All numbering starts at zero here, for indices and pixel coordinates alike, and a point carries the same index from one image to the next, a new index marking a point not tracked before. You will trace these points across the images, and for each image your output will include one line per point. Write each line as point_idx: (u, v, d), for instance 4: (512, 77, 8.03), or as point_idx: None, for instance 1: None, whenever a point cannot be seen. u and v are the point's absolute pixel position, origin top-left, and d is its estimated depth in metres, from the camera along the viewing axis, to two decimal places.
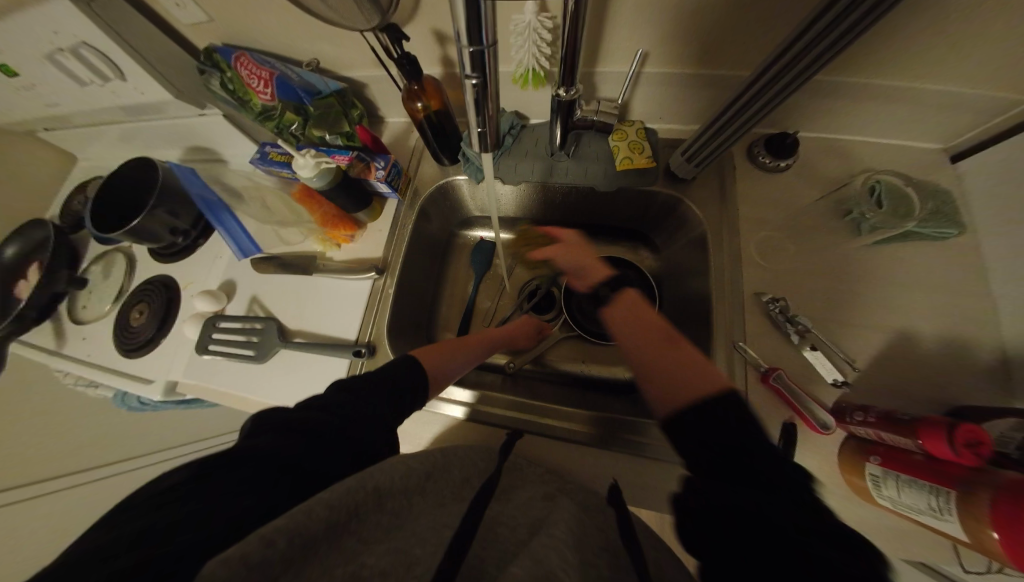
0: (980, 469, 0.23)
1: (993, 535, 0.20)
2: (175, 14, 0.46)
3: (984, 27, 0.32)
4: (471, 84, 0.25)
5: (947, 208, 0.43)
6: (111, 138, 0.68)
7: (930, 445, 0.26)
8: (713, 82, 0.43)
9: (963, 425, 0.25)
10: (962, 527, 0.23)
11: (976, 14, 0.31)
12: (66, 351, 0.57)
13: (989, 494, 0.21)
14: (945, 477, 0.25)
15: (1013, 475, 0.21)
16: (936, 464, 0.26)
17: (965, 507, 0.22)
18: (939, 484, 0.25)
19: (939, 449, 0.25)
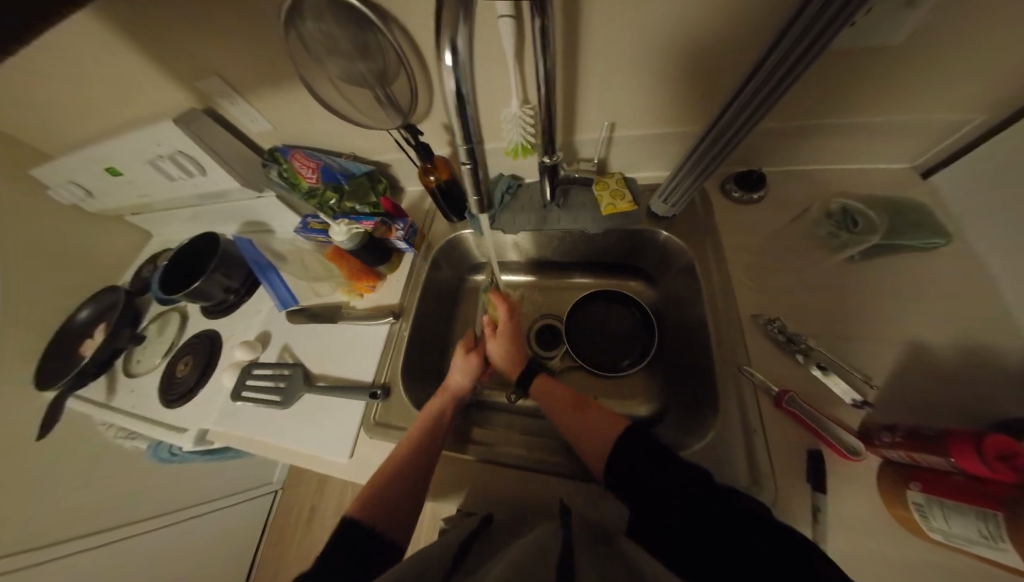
0: (1021, 485, 0.21)
1: None
2: (249, 126, 0.61)
3: (896, 75, 0.38)
4: (466, 168, 0.32)
5: (930, 220, 0.45)
6: (181, 217, 0.82)
7: (962, 462, 0.23)
8: (677, 135, 0.51)
9: (989, 435, 0.23)
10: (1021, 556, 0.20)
11: (888, 66, 0.38)
12: (114, 403, 0.62)
13: None
14: (992, 499, 0.22)
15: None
16: (979, 484, 0.23)
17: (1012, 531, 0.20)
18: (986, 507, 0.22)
19: (973, 466, 0.23)
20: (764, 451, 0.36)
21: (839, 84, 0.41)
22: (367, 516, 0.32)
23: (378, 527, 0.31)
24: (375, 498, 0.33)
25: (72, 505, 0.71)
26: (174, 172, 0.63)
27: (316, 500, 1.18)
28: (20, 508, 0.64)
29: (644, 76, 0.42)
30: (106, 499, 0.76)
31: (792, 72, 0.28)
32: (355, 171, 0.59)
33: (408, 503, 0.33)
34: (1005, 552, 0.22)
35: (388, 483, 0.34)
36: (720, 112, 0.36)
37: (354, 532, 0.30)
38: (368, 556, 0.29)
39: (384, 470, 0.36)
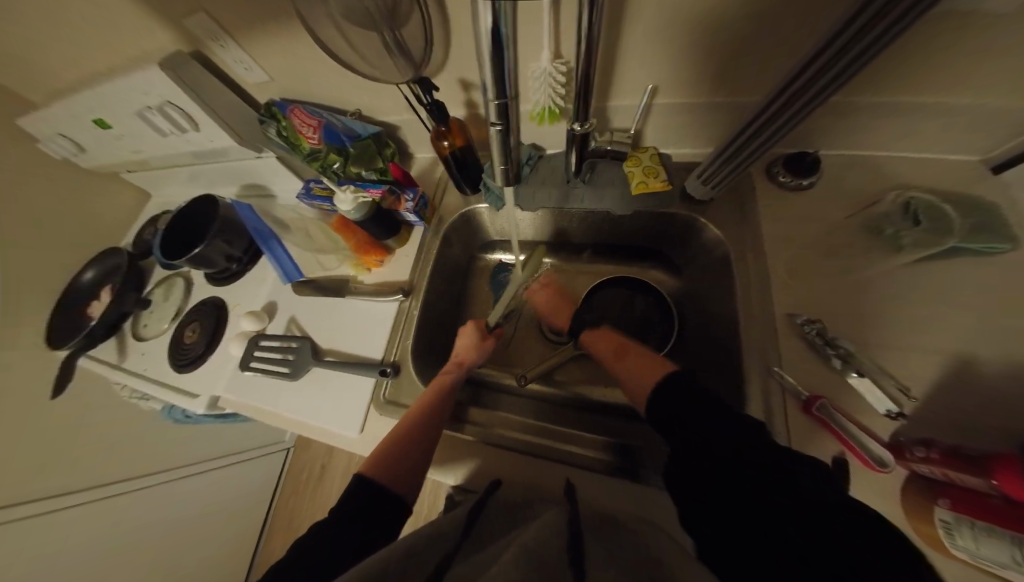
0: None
1: None
2: (243, 76, 0.55)
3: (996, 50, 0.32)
4: (495, 129, 0.28)
5: (994, 221, 0.40)
6: (180, 177, 0.78)
7: (1006, 485, 0.22)
8: (726, 107, 0.45)
9: None
10: None
11: (988, 40, 0.31)
12: (126, 365, 0.63)
13: None
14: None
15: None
16: (1017, 508, 0.21)
17: None
18: (1017, 531, 0.21)
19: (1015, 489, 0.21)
20: None
21: (932, 55, 0.34)
22: (379, 474, 0.31)
23: (384, 481, 0.31)
24: (387, 457, 0.33)
25: (110, 454, 0.79)
26: (165, 126, 0.58)
27: (326, 459, 1.25)
28: (52, 460, 0.70)
29: (698, 34, 0.36)
30: (136, 453, 0.84)
31: (876, 47, 0.22)
32: (360, 132, 0.54)
33: (423, 460, 0.33)
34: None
35: (398, 440, 0.34)
36: (785, 83, 0.30)
37: (363, 488, 0.30)
38: (377, 508, 0.28)
39: (394, 432, 0.36)
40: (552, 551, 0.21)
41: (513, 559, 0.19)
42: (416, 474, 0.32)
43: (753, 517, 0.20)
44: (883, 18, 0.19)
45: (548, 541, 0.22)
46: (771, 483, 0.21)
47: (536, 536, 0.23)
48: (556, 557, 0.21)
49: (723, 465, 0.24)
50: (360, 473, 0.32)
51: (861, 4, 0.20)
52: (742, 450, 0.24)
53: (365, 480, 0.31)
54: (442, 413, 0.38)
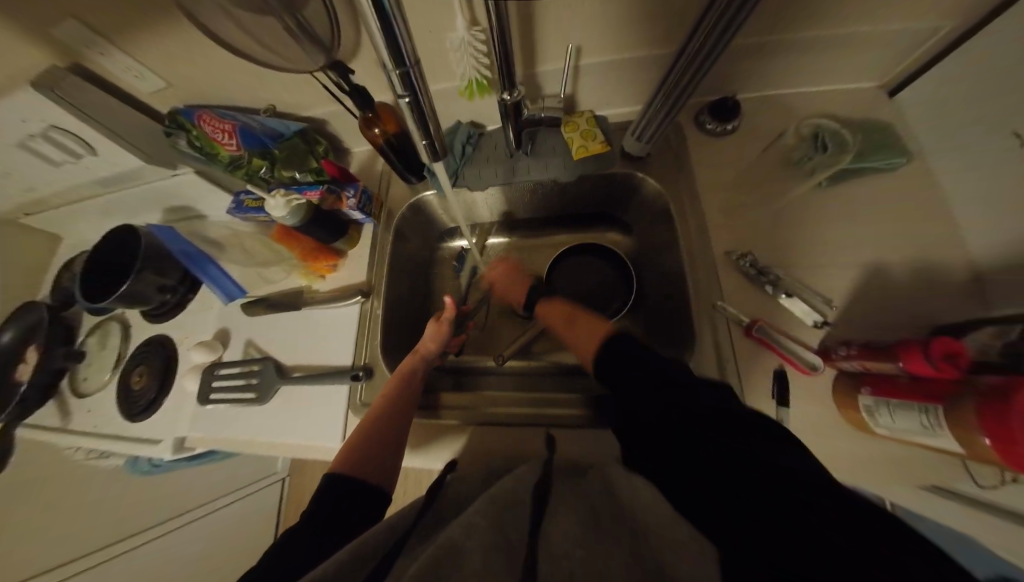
0: (963, 380, 0.23)
1: (986, 443, 0.20)
2: (135, 86, 0.48)
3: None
4: (404, 102, 0.27)
5: (893, 139, 0.44)
6: (91, 212, 0.69)
7: (910, 364, 0.26)
8: (649, 61, 0.45)
9: (938, 340, 0.25)
10: (956, 440, 0.22)
11: None
12: (71, 426, 0.57)
13: (973, 400, 0.20)
14: (935, 394, 0.24)
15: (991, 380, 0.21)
16: (924, 384, 0.25)
17: (951, 419, 0.22)
18: (928, 402, 0.24)
19: (919, 366, 0.25)
20: (739, 377, 0.38)
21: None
22: (350, 473, 0.30)
23: (358, 474, 0.30)
24: (359, 455, 0.32)
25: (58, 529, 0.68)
26: (55, 154, 0.51)
27: None
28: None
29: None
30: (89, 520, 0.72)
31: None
32: (283, 131, 0.50)
33: (395, 452, 0.34)
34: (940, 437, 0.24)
35: (367, 439, 0.34)
36: (686, 40, 0.32)
37: (337, 486, 0.29)
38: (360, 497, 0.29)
39: (362, 430, 0.35)
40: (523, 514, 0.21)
41: (478, 513, 0.20)
42: (391, 470, 0.33)
43: (700, 460, 0.22)
44: None
45: (517, 491, 0.24)
46: (721, 447, 0.22)
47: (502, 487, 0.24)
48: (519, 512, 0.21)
49: (676, 430, 0.25)
50: (326, 476, 0.31)
51: None
52: (696, 415, 0.25)
53: (337, 480, 0.30)
54: (411, 405, 0.39)
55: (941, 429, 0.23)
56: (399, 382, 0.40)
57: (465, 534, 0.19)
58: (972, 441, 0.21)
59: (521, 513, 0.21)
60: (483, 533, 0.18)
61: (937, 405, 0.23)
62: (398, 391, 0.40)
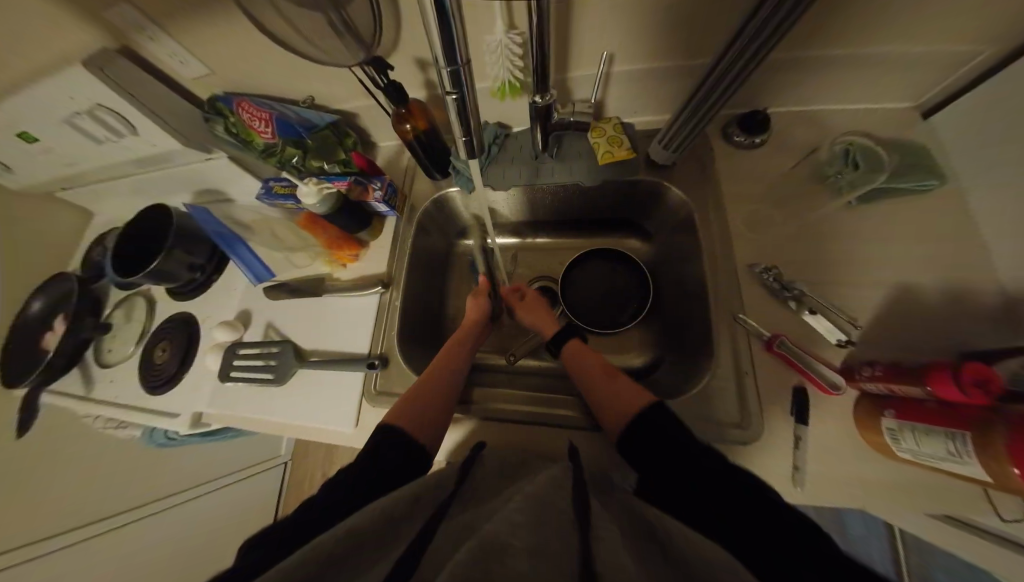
0: (992, 407, 0.23)
1: (1016, 472, 0.20)
2: (179, 71, 0.50)
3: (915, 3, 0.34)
4: (452, 99, 0.27)
5: (924, 162, 0.44)
6: (124, 190, 0.72)
7: (940, 390, 0.25)
8: (681, 71, 0.46)
9: (968, 365, 0.25)
10: (984, 469, 0.22)
11: None
12: (94, 395, 0.59)
13: (1005, 429, 0.20)
14: (960, 420, 0.24)
15: (1020, 409, 0.21)
16: (949, 408, 0.25)
17: (979, 447, 0.22)
18: (953, 428, 0.24)
19: (950, 393, 0.25)
20: (754, 391, 0.38)
21: (854, 15, 0.36)
22: (403, 433, 0.33)
23: (411, 437, 0.33)
24: (411, 419, 0.35)
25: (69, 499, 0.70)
26: (98, 133, 0.53)
27: (327, 466, 1.23)
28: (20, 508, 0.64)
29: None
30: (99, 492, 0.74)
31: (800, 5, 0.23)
32: (316, 122, 0.51)
33: (442, 421, 0.37)
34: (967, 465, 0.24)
35: (418, 406, 0.37)
36: (720, 56, 0.32)
37: (392, 445, 0.32)
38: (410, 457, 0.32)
39: (411, 396, 0.38)
40: (557, 509, 0.21)
41: (517, 512, 0.20)
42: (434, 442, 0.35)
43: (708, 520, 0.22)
44: None
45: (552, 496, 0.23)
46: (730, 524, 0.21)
47: (537, 489, 0.24)
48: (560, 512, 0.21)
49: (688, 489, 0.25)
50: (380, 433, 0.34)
51: None
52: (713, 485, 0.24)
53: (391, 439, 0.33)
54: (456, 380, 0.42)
55: (967, 457, 0.23)
56: (440, 361, 0.43)
57: (508, 531, 0.18)
58: (1004, 471, 0.21)
59: (559, 513, 0.21)
60: (525, 532, 0.18)
61: (965, 432, 0.23)
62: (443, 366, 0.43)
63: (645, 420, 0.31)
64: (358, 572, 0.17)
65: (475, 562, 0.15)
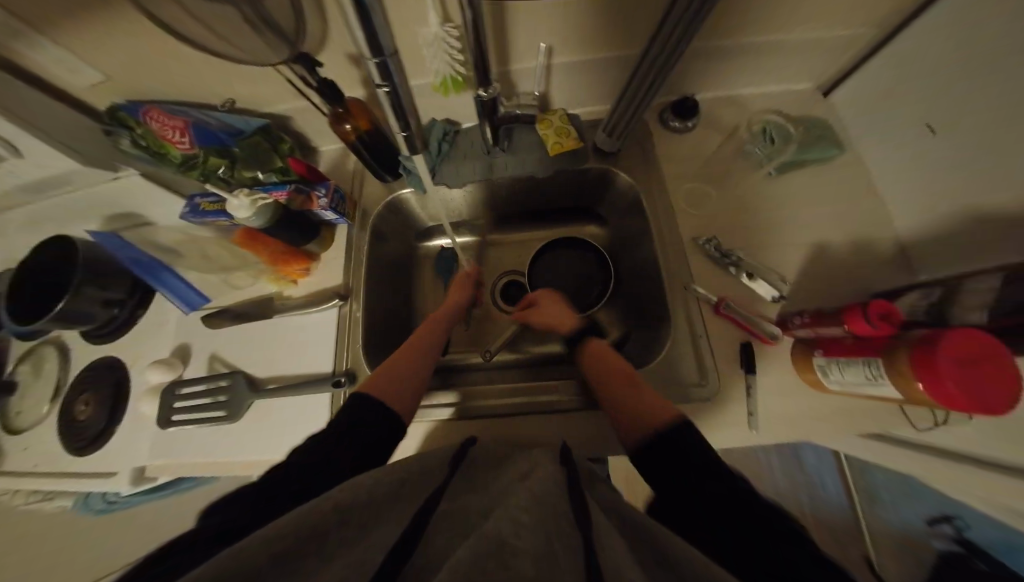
0: (895, 334, 0.27)
1: (919, 385, 0.22)
2: (65, 81, 0.43)
3: None
4: (383, 92, 0.26)
5: (828, 134, 0.49)
6: (13, 224, 0.61)
7: (854, 325, 0.29)
8: (617, 61, 0.48)
9: (876, 302, 0.29)
10: (894, 387, 0.25)
11: None
12: (1, 467, 0.50)
13: (905, 349, 0.24)
14: (874, 349, 0.27)
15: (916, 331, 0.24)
16: (865, 341, 0.29)
17: (888, 368, 0.25)
18: (869, 356, 0.28)
19: (861, 326, 0.28)
20: (708, 353, 0.40)
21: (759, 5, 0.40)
22: (376, 395, 0.34)
23: (384, 400, 0.34)
24: (388, 383, 0.36)
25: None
26: None
27: None
28: None
29: None
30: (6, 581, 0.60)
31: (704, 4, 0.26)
32: (242, 127, 0.47)
33: (419, 387, 0.38)
34: (880, 385, 0.27)
35: (397, 371, 0.38)
36: (646, 50, 0.35)
37: (364, 405, 0.32)
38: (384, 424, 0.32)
39: (390, 363, 0.39)
40: (559, 511, 0.18)
41: (519, 512, 0.17)
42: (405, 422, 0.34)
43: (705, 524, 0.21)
44: None
45: (549, 492, 0.20)
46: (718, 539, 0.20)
47: (532, 491, 0.20)
48: (563, 515, 0.18)
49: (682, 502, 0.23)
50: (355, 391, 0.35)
51: None
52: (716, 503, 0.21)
53: (365, 398, 0.33)
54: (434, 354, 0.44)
55: (881, 378, 0.26)
56: (422, 337, 0.45)
57: (512, 531, 0.16)
58: (909, 384, 0.24)
59: (564, 517, 0.18)
60: (532, 535, 0.15)
61: (877, 359, 0.27)
62: (424, 340, 0.45)
63: (662, 438, 0.27)
64: (341, 548, 0.16)
65: (479, 559, 0.13)
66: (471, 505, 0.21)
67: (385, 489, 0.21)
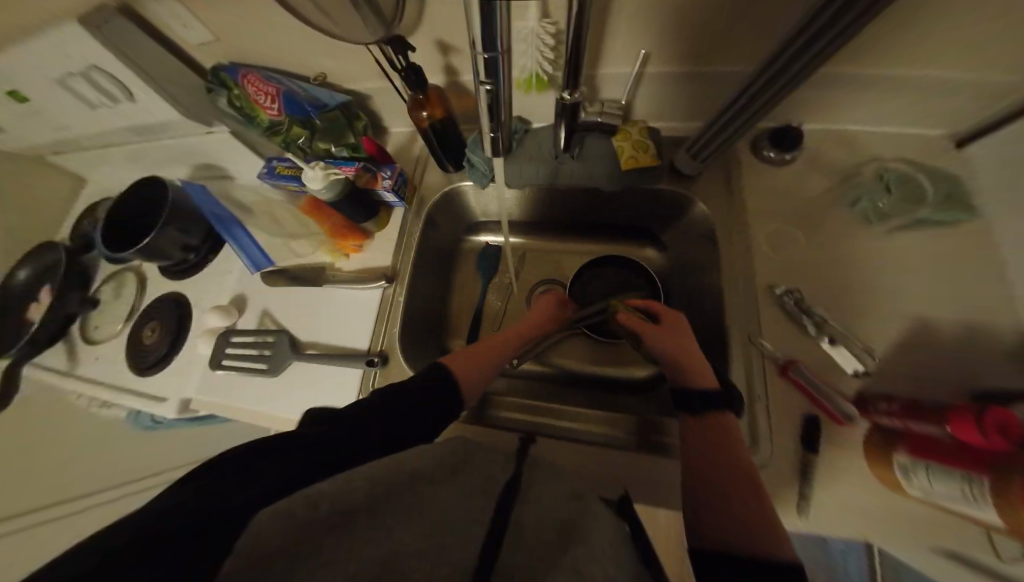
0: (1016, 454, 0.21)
1: None
2: (182, 37, 0.47)
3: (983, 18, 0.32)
4: (485, 90, 0.25)
5: (956, 193, 0.42)
6: (119, 159, 0.69)
7: (960, 431, 0.24)
8: (717, 78, 0.43)
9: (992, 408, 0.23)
10: (999, 515, 0.21)
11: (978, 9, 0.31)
12: (79, 371, 0.57)
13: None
14: (979, 463, 0.22)
15: None
16: (965, 449, 0.24)
17: (995, 491, 0.21)
18: (969, 470, 0.23)
19: (971, 435, 0.23)
20: (765, 417, 0.36)
21: (910, 33, 0.34)
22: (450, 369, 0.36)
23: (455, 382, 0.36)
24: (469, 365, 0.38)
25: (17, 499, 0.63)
26: (93, 97, 0.50)
27: None
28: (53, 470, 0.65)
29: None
30: (48, 482, 0.65)
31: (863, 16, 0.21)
32: (327, 101, 0.48)
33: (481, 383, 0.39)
34: (979, 509, 0.22)
35: (477, 361, 0.40)
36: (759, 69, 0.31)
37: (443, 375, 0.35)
38: (425, 414, 0.32)
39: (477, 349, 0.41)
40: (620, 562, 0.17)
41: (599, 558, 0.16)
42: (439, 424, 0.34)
43: None
44: None
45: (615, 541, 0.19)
46: None
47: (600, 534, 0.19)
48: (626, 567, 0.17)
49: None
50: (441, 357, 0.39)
51: None
52: None
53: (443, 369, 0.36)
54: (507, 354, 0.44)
55: (981, 501, 0.22)
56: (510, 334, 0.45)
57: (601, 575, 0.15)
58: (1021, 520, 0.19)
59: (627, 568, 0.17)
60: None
61: (984, 477, 0.22)
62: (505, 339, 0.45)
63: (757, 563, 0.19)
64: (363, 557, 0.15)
65: None
66: (536, 509, 0.20)
67: (420, 484, 0.21)
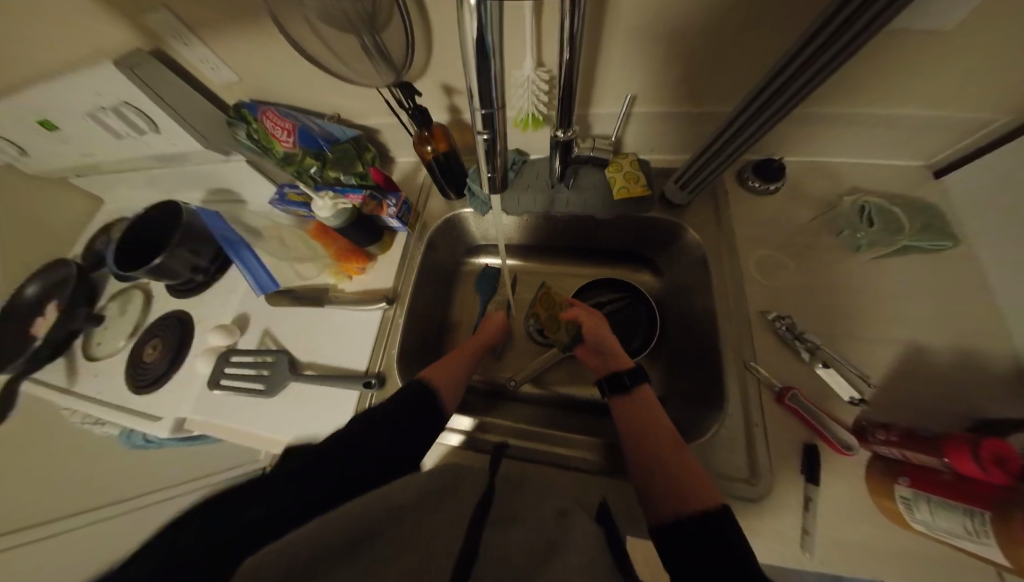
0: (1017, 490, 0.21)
1: None
2: (208, 77, 0.51)
3: (939, 66, 0.35)
4: (482, 139, 0.27)
5: (935, 222, 0.44)
6: (137, 182, 0.72)
7: (957, 462, 0.23)
8: (702, 117, 0.47)
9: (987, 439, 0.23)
10: (1003, 552, 0.20)
11: (934, 57, 0.34)
12: (75, 387, 0.57)
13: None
14: (982, 499, 0.22)
15: None
16: (967, 483, 0.23)
17: (999, 529, 0.20)
18: (973, 506, 0.22)
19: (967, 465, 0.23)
20: (762, 446, 0.36)
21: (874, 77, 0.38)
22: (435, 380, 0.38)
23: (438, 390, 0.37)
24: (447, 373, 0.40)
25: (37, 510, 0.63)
26: (120, 129, 0.53)
27: None
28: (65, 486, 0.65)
29: (677, 44, 0.37)
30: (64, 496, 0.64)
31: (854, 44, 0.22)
32: (338, 135, 0.52)
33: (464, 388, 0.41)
34: (986, 546, 0.22)
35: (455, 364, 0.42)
36: (743, 105, 0.33)
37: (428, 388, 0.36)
38: (424, 419, 0.34)
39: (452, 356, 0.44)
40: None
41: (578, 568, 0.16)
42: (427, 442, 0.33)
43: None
44: (852, 23, 0.20)
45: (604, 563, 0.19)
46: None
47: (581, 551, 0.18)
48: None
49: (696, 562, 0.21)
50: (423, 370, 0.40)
51: (831, 12, 0.21)
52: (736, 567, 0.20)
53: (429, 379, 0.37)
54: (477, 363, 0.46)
55: (986, 538, 0.21)
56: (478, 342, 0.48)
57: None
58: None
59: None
60: None
61: (986, 511, 0.21)
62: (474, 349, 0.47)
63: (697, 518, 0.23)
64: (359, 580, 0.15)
65: None
66: (521, 537, 0.20)
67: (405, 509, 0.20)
